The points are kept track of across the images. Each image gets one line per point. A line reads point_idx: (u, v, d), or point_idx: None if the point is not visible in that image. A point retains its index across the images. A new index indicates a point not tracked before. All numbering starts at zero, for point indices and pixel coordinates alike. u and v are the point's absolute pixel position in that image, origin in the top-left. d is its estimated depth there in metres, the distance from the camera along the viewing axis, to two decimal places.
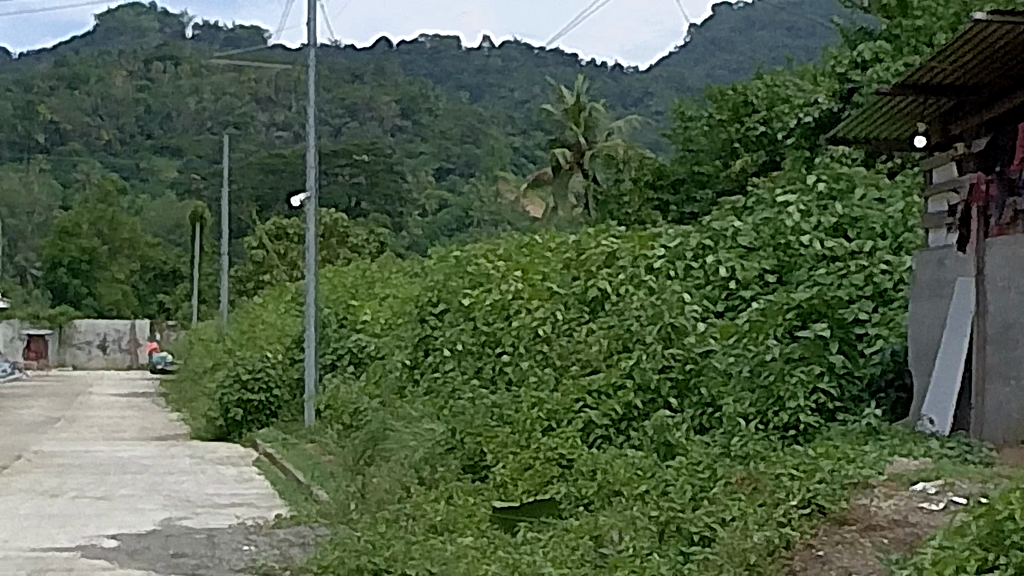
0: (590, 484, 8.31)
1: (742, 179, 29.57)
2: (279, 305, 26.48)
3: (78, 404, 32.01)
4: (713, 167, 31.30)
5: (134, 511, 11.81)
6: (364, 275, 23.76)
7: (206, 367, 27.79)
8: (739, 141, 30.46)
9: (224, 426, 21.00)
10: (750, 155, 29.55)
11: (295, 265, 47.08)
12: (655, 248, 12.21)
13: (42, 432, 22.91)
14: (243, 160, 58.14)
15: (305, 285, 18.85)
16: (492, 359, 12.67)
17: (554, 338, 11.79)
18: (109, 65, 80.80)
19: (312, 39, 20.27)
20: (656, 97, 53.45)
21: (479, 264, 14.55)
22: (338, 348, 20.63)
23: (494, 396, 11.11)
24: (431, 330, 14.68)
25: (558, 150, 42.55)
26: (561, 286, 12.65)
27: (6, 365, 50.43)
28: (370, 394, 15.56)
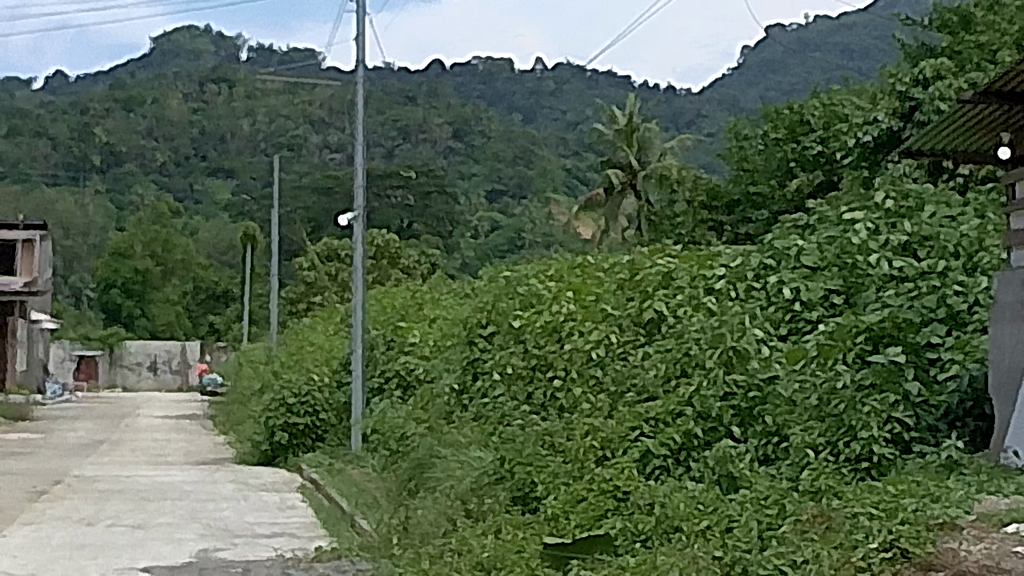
0: (647, 518, 7.79)
1: (798, 200, 29.04)
2: (328, 326, 26.07)
3: (126, 426, 31.78)
4: (768, 187, 30.79)
5: (169, 542, 11.30)
6: (413, 296, 23.25)
7: (254, 389, 27.41)
8: (795, 160, 29.88)
9: (270, 450, 20.83)
10: (806, 175, 29.01)
11: (346, 287, 46.70)
12: (715, 265, 11.52)
13: (86, 455, 22.50)
14: (295, 182, 57.82)
15: (353, 305, 18.24)
16: (543, 383, 12.22)
17: (608, 363, 11.28)
18: (164, 87, 80.64)
19: (361, 54, 19.79)
20: (710, 118, 52.90)
21: (529, 284, 13.95)
22: (387, 370, 20.47)
23: (546, 422, 10.59)
24: (481, 353, 14.13)
25: (610, 170, 42.23)
26: (615, 306, 12.06)
27: (56, 388, 50.18)
28: (419, 417, 15.23)
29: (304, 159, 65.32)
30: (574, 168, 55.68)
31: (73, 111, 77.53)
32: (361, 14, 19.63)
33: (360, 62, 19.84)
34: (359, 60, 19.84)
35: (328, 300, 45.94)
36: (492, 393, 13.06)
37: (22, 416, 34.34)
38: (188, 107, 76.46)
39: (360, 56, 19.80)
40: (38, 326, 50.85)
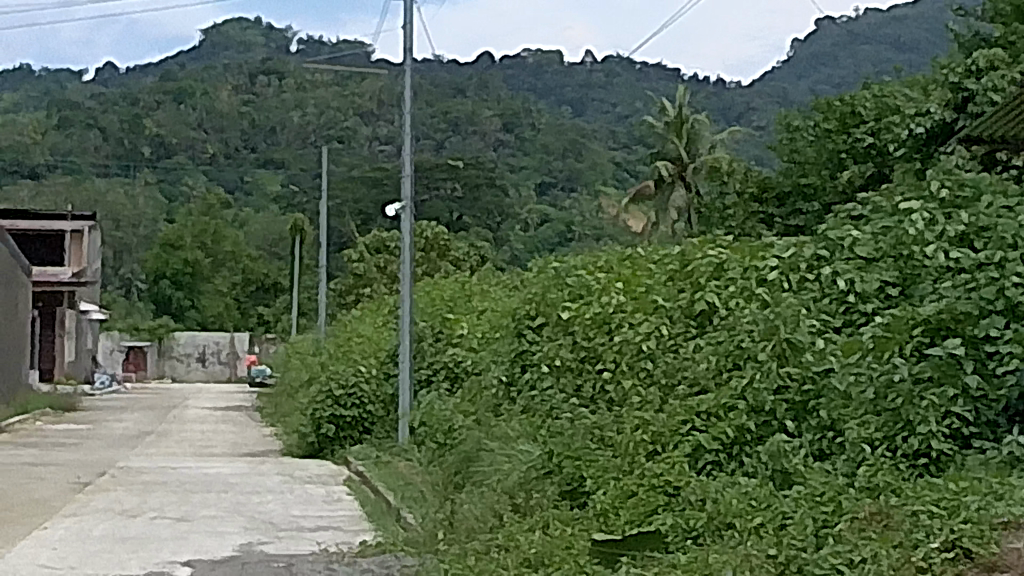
0: (698, 515, 7.62)
1: (849, 192, 28.78)
2: (376, 318, 26.00)
3: (174, 417, 31.83)
4: (819, 178, 30.57)
5: (214, 535, 11.18)
6: (460, 288, 23.06)
7: (302, 380, 27.33)
8: (846, 152, 29.63)
9: (316, 443, 20.79)
10: (857, 167, 28.77)
11: (395, 278, 46.62)
12: (766, 256, 11.22)
13: (133, 446, 22.42)
14: (345, 173, 57.78)
15: (399, 297, 18.10)
16: (592, 377, 12.10)
17: (659, 357, 11.14)
18: (215, 79, 80.72)
19: (409, 43, 19.60)
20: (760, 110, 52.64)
21: (579, 276, 13.76)
22: (434, 363, 20.34)
23: (596, 416, 10.41)
24: (529, 346, 13.96)
25: (661, 163, 42.41)
26: (665, 298, 11.84)
27: (105, 379, 50.33)
28: (466, 409, 15.14)
29: (354, 151, 65.24)
30: (623, 161, 55.46)
31: (124, 103, 77.64)
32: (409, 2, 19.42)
33: (408, 50, 19.65)
34: (408, 48, 19.65)
35: (376, 292, 45.85)
36: (540, 385, 12.90)
37: (70, 407, 34.39)
38: (239, 99, 76.53)
39: (408, 44, 19.61)
40: (87, 316, 50.95)
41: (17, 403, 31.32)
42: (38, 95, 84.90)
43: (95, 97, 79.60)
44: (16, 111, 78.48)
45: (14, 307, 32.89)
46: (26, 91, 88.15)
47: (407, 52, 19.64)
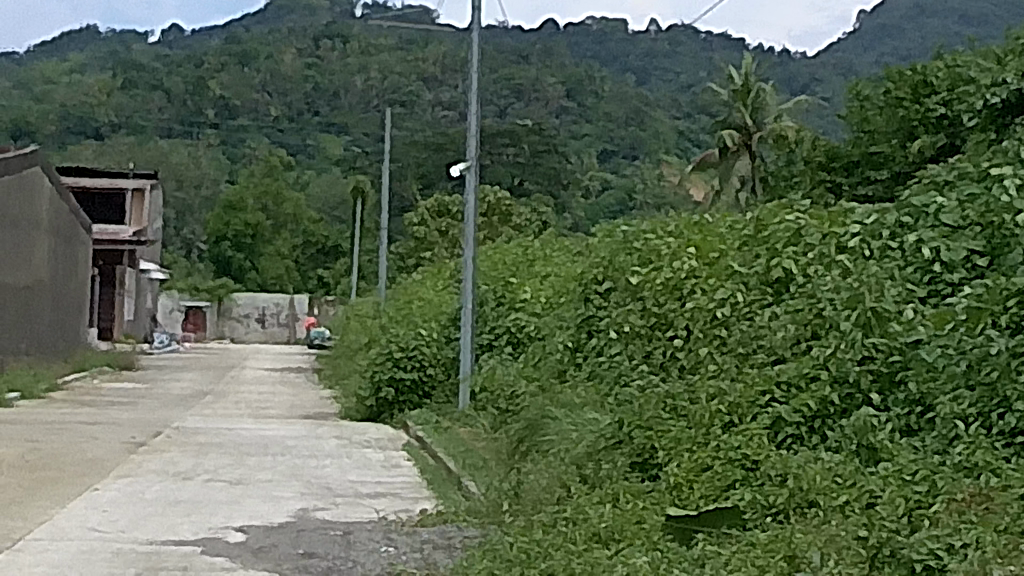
0: (779, 491, 7.20)
1: (919, 163, 28.17)
2: (438, 282, 25.59)
3: (232, 377, 31.44)
4: (889, 148, 29.95)
5: (270, 500, 10.81)
6: (523, 253, 22.63)
7: (361, 343, 26.97)
8: (918, 122, 28.99)
9: (375, 406, 20.40)
10: (928, 137, 28.12)
11: (456, 242, 46.25)
12: (848, 223, 10.70)
13: (187, 406, 22.06)
14: (408, 137, 57.40)
15: (463, 260, 17.66)
16: (662, 343, 11.67)
17: (733, 326, 10.69)
18: (279, 42, 80.55)
19: (477, 2, 19.20)
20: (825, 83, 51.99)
21: (650, 240, 13.31)
22: (496, 327, 19.91)
23: (668, 384, 10.01)
24: (596, 313, 13.53)
25: (725, 133, 42.18)
26: (741, 265, 11.36)
27: (164, 339, 50.16)
28: (529, 376, 14.73)
29: (417, 116, 64.85)
30: (685, 129, 54.86)
31: (188, 63, 77.43)
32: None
33: (477, 8, 19.24)
34: (476, 7, 19.24)
35: (438, 256, 45.49)
36: (608, 352, 12.52)
37: (129, 366, 34.19)
38: (302, 62, 76.19)
39: (477, 3, 19.20)
40: (148, 275, 50.82)
41: (75, 361, 31.07)
42: (106, 56, 84.93)
43: (160, 57, 79.45)
44: (81, 71, 78.50)
45: (74, 265, 32.65)
46: (94, 52, 88.26)
47: (476, 10, 19.22)
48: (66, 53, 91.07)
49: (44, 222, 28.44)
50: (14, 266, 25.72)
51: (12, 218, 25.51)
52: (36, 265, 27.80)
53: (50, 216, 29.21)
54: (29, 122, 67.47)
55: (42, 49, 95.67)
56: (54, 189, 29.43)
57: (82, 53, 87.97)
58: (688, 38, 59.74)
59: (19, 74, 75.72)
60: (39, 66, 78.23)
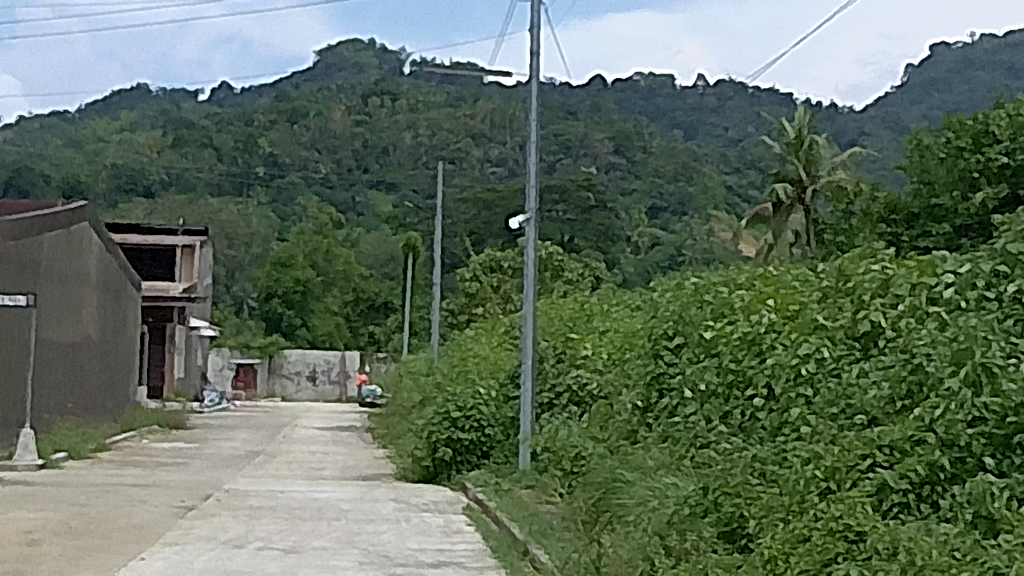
0: (887, 566, 6.54)
1: (981, 217, 27.59)
2: (493, 338, 24.97)
3: (283, 437, 30.85)
4: (950, 200, 29.21)
5: (324, 570, 10.19)
6: (581, 307, 21.96)
7: (414, 401, 26.44)
8: (980, 172, 28.35)
9: (432, 467, 19.81)
10: (990, 188, 27.59)
11: (509, 298, 45.69)
12: (939, 271, 9.98)
13: (239, 467, 21.54)
14: (458, 194, 57.00)
15: (523, 316, 17.02)
16: (741, 401, 11.02)
17: (820, 384, 10.03)
18: (328, 99, 80.49)
19: (536, 46, 18.60)
20: (875, 138, 51.29)
21: (722, 292, 12.65)
22: (557, 385, 19.30)
23: (753, 447, 9.37)
24: (666, 370, 12.85)
25: (779, 185, 42.02)
26: (826, 317, 10.67)
27: (215, 397, 49.70)
28: (597, 437, 14.10)
29: (466, 172, 64.46)
30: (735, 183, 54.20)
31: (238, 121, 77.36)
32: (538, 5, 18.49)
33: (536, 51, 18.63)
34: (535, 51, 18.65)
35: (490, 313, 44.96)
36: (682, 411, 11.89)
37: (179, 425, 33.69)
38: (351, 122, 76.30)
39: (535, 47, 18.60)
40: (198, 333, 50.45)
41: (123, 420, 30.54)
42: (156, 114, 84.95)
43: (210, 116, 79.41)
44: (133, 129, 78.47)
45: (123, 323, 32.20)
46: (144, 110, 88.31)
47: (535, 54, 18.63)
48: (117, 112, 91.18)
49: (92, 278, 27.96)
50: (62, 323, 25.25)
51: (60, 274, 25.06)
52: (85, 322, 27.32)
53: (99, 273, 28.75)
54: (80, 180, 67.43)
55: (93, 108, 95.94)
56: (103, 245, 28.97)
57: (133, 112, 88.12)
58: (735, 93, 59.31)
59: (71, 133, 75.74)
60: (90, 125, 78.30)
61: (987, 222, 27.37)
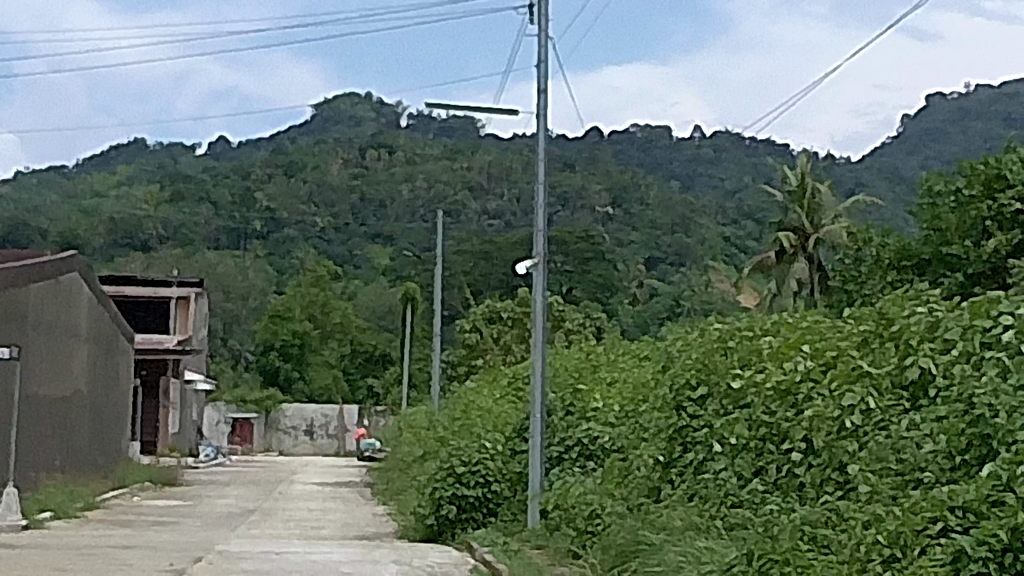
0: None
1: (992, 264, 26.69)
2: (496, 389, 23.99)
3: (280, 492, 29.89)
4: (959, 248, 28.15)
5: None
6: (589, 357, 21.00)
7: (415, 455, 25.49)
8: (991, 220, 27.45)
9: (436, 526, 18.87)
10: (1004, 234, 26.77)
11: (509, 349, 44.78)
12: (994, 314, 9.05)
13: (233, 526, 20.60)
14: (457, 245, 56.19)
15: (532, 366, 16.08)
16: (779, 457, 10.16)
17: (867, 440, 9.15)
18: (325, 153, 79.68)
19: (543, 83, 17.72)
20: (875, 188, 50.42)
21: (748, 340, 11.75)
22: (566, 438, 18.29)
23: (798, 512, 8.51)
24: (690, 424, 11.96)
25: (782, 234, 41.35)
26: (871, 362, 9.75)
27: (209, 452, 48.73)
28: (616, 495, 13.19)
29: (463, 226, 63.49)
30: (732, 237, 53.17)
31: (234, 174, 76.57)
32: (544, 39, 17.59)
33: (543, 89, 17.75)
34: (542, 88, 17.77)
35: (492, 364, 44.02)
36: (712, 467, 11.03)
37: (172, 481, 32.69)
38: (349, 173, 75.73)
39: (543, 84, 17.73)
40: (193, 386, 49.58)
41: (114, 476, 29.54)
42: (152, 167, 84.11)
43: (206, 169, 78.62)
44: (131, 182, 77.68)
45: (115, 375, 31.24)
46: (142, 164, 87.45)
47: (542, 91, 17.75)
48: (114, 166, 90.41)
49: (81, 331, 27.03)
50: (49, 376, 24.32)
51: (47, 326, 24.22)
52: (74, 376, 26.42)
53: (89, 324, 27.83)
54: (77, 235, 66.65)
55: (92, 161, 95.18)
56: (94, 295, 28.08)
57: (130, 165, 87.38)
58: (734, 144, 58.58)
59: (68, 186, 74.89)
60: (86, 179, 77.53)
61: (1000, 270, 26.47)
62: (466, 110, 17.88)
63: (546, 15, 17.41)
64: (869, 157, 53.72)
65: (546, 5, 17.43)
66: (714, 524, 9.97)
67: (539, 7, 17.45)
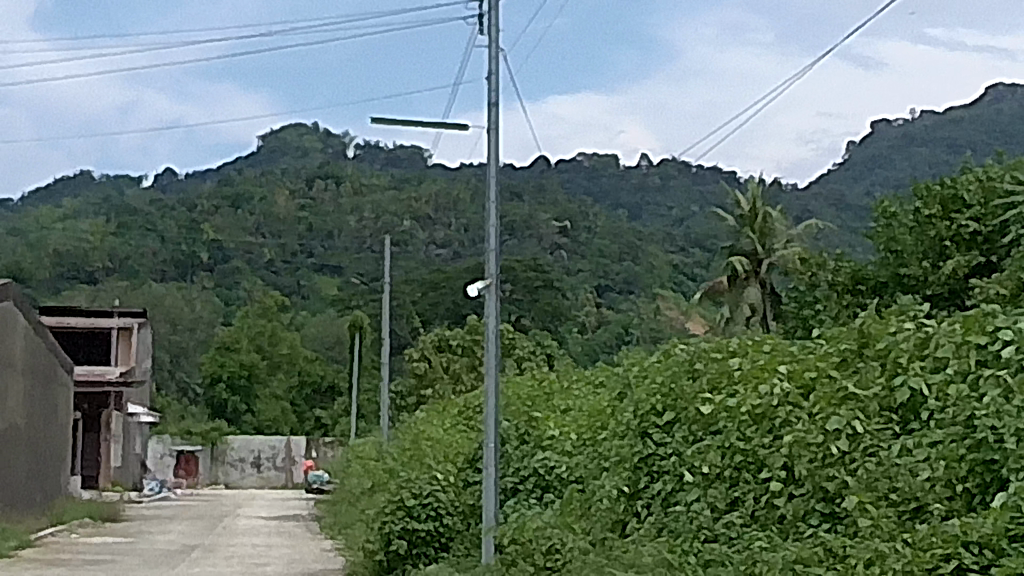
0: None
1: (946, 286, 25.81)
2: (447, 418, 23.10)
3: (224, 527, 28.94)
4: (917, 270, 27.31)
5: None
6: (543, 386, 20.12)
7: (364, 488, 24.63)
8: (949, 241, 26.60)
9: (385, 561, 18.04)
10: (960, 255, 25.97)
11: (459, 378, 43.93)
12: (989, 328, 8.30)
13: (173, 564, 19.71)
14: (405, 276, 55.37)
15: (484, 391, 15.25)
16: (759, 487, 9.37)
17: (857, 465, 8.37)
18: (271, 184, 78.62)
19: (494, 97, 16.94)
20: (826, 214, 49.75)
21: (715, 361, 10.96)
22: (521, 469, 17.41)
23: (786, 552, 7.78)
24: (656, 453, 11.14)
25: (734, 259, 40.61)
26: (858, 381, 8.98)
27: (154, 487, 47.76)
28: (579, 532, 12.35)
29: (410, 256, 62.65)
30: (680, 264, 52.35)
31: (180, 206, 75.60)
32: (495, 50, 16.80)
33: (494, 102, 16.97)
34: (493, 101, 16.98)
35: (441, 393, 43.20)
36: (683, 499, 10.24)
37: (113, 516, 31.65)
38: (296, 204, 74.89)
39: (493, 97, 16.95)
40: (137, 419, 48.54)
41: (52, 512, 28.51)
42: (99, 200, 83.08)
43: (152, 201, 77.66)
44: (76, 215, 76.54)
45: (54, 407, 30.25)
46: (87, 196, 86.40)
47: (492, 105, 16.97)
48: (61, 200, 89.33)
49: (17, 360, 26.10)
50: None
51: None
52: (9, 409, 25.47)
53: (25, 354, 26.89)
54: (22, 268, 65.58)
55: (36, 195, 93.84)
56: (29, 323, 27.13)
57: (75, 198, 86.10)
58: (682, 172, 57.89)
59: (12, 218, 73.70)
60: (30, 212, 76.43)
61: (959, 293, 25.36)
62: (413, 125, 17.06)
63: (496, 26, 16.64)
64: (817, 182, 53.03)
65: (496, 15, 16.65)
66: (690, 564, 9.18)
67: (489, 17, 16.66)
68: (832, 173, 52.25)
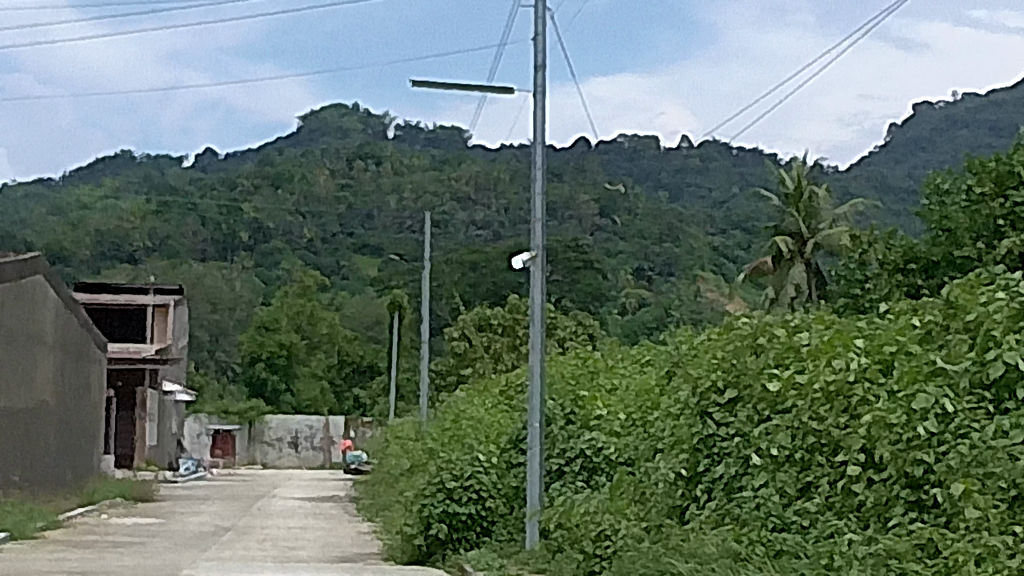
0: None
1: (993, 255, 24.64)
2: (489, 398, 22.33)
3: (258, 508, 28.31)
4: (969, 248, 26.23)
5: None
6: (588, 363, 19.33)
7: (402, 469, 23.89)
8: (1003, 218, 25.42)
9: (425, 546, 17.30)
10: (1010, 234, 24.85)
11: (499, 358, 43.23)
12: None
13: (205, 546, 18.94)
14: (445, 255, 54.63)
15: (530, 364, 14.48)
16: (834, 470, 8.62)
17: (946, 447, 7.60)
18: (312, 164, 77.97)
19: (540, 59, 16.14)
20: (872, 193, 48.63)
21: (779, 337, 10.16)
22: (568, 449, 16.60)
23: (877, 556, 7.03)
24: (716, 433, 10.38)
25: (780, 239, 39.69)
26: (946, 352, 8.20)
27: (190, 466, 47.20)
28: (630, 518, 11.59)
29: (450, 237, 61.88)
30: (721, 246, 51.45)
31: (220, 185, 75.08)
32: (542, 11, 16.00)
33: (540, 64, 16.17)
34: (539, 64, 16.18)
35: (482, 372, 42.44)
36: (750, 485, 9.47)
37: (146, 497, 30.98)
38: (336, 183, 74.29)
39: (540, 60, 16.15)
40: (173, 397, 47.96)
41: (84, 492, 27.88)
42: (141, 179, 82.68)
43: (192, 182, 77.20)
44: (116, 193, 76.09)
45: (86, 384, 29.60)
46: (128, 176, 86.06)
47: (539, 67, 16.17)
48: (103, 178, 89.03)
49: (48, 338, 25.45)
50: (9, 387, 22.82)
51: (5, 332, 22.57)
52: (38, 387, 24.80)
53: (56, 331, 26.24)
54: (62, 247, 65.08)
55: (77, 174, 93.50)
56: (62, 300, 26.43)
57: (115, 178, 85.53)
58: (720, 154, 56.84)
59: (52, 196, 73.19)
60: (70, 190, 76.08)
61: None
62: (456, 89, 16.29)
63: None
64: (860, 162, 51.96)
65: None
66: (759, 554, 8.44)
67: None
68: (875, 155, 51.17)
